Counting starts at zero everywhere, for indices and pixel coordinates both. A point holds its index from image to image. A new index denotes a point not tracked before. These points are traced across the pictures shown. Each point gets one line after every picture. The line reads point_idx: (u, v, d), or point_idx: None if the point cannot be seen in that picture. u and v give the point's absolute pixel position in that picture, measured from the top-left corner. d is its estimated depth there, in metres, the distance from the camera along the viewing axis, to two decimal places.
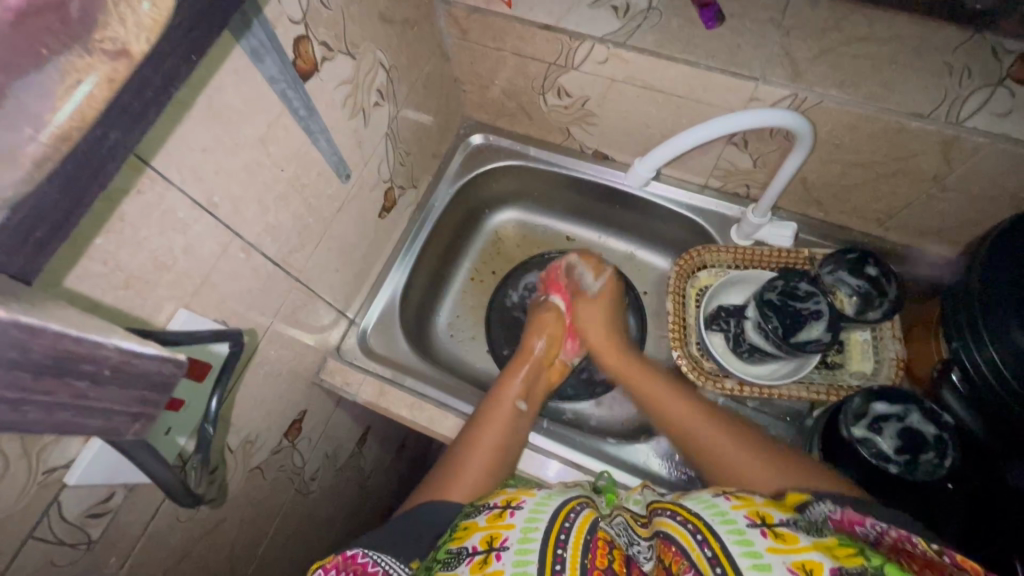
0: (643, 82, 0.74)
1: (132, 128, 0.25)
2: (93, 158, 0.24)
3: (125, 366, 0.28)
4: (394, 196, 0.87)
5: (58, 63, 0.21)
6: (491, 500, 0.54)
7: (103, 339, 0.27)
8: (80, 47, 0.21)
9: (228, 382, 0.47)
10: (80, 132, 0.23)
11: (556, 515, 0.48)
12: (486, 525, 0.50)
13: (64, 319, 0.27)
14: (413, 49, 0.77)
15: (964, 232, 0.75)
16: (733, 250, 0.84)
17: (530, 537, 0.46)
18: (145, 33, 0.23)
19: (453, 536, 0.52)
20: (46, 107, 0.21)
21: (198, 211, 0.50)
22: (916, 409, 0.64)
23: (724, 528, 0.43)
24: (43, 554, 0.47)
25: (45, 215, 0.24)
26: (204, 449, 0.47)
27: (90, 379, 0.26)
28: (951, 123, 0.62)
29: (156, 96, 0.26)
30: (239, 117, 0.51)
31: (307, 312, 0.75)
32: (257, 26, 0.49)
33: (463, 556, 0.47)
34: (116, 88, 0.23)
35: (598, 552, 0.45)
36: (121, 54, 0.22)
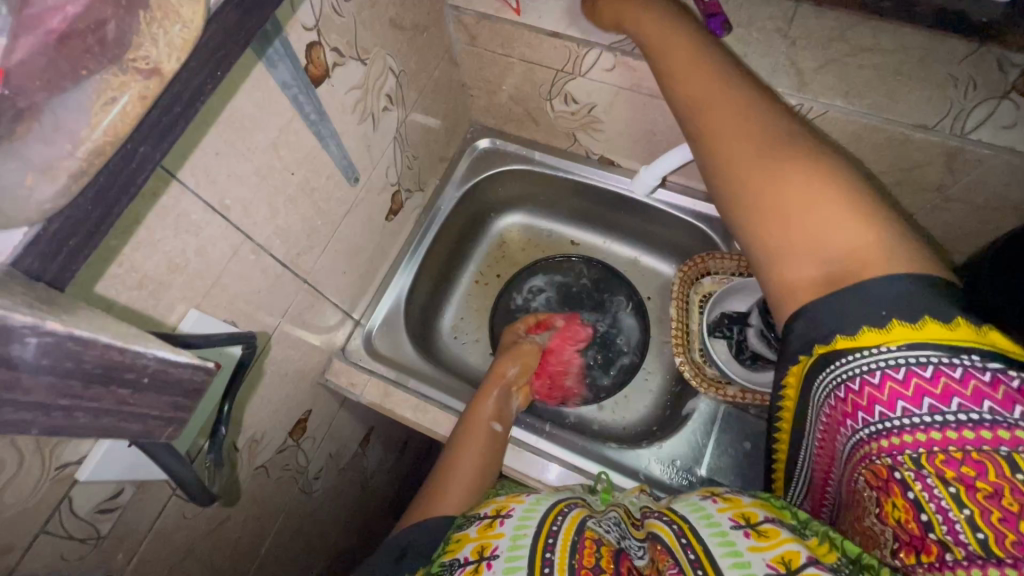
0: (650, 90, 0.75)
1: (160, 142, 0.26)
2: (124, 169, 0.25)
3: (162, 373, 0.28)
4: (401, 199, 0.88)
5: (94, 81, 0.22)
6: (482, 510, 0.55)
7: (141, 349, 0.27)
8: (117, 65, 0.22)
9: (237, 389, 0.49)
10: (114, 147, 0.23)
11: (544, 520, 0.49)
12: (477, 536, 0.50)
13: (113, 328, 0.28)
14: (421, 54, 0.77)
15: (965, 242, 0.76)
16: (738, 257, 0.83)
17: (518, 543, 0.46)
18: (176, 52, 0.23)
19: (447, 549, 0.53)
20: (82, 123, 0.22)
21: (211, 213, 0.51)
22: None
23: (707, 532, 0.43)
24: (53, 549, 0.48)
25: (81, 223, 0.25)
26: (216, 450, 0.48)
27: (131, 387, 0.27)
28: (955, 135, 0.63)
29: (183, 112, 0.26)
30: (252, 123, 0.52)
31: (314, 312, 0.76)
32: (273, 34, 0.50)
33: (456, 567, 0.48)
34: (149, 105, 0.23)
35: (585, 551, 0.45)
36: (153, 72, 0.23)
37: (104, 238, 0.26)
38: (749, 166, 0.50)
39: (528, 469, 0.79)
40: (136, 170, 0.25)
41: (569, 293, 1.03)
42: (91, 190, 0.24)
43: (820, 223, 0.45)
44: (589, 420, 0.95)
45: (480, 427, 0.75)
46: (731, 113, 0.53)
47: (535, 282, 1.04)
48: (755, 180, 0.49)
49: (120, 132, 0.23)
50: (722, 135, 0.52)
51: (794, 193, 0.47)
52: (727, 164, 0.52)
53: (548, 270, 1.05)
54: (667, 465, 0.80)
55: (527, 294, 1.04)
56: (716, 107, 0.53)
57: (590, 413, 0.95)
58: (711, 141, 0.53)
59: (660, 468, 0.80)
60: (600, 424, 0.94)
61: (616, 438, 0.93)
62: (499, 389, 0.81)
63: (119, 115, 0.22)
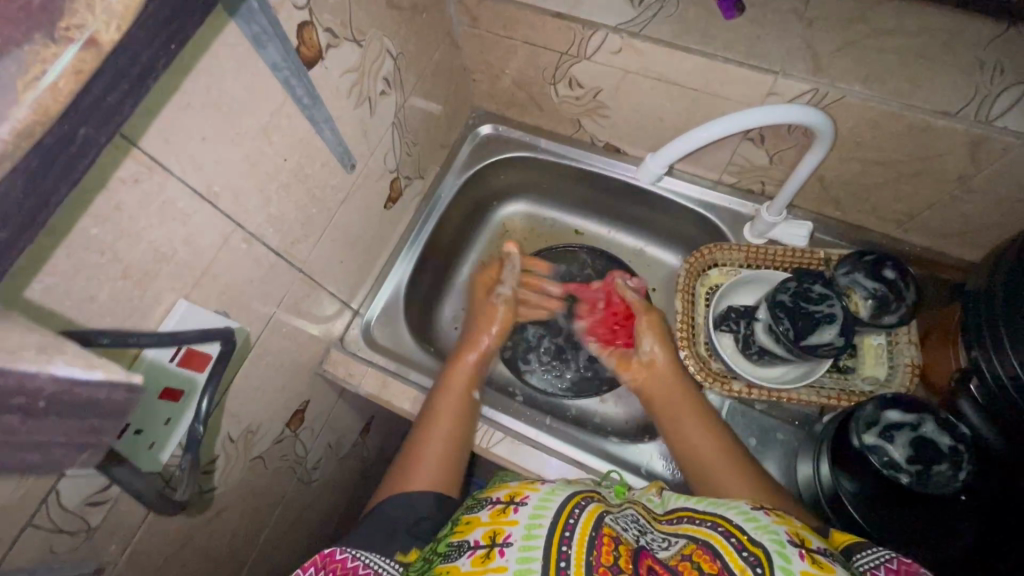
0: (658, 74, 0.72)
1: (105, 123, 0.25)
2: (61, 154, 0.23)
3: (63, 396, 0.26)
4: (400, 186, 0.86)
5: (20, 52, 0.20)
6: (494, 493, 0.53)
7: (34, 370, 0.25)
8: (44, 34, 0.20)
9: (218, 381, 0.48)
10: (44, 127, 0.21)
11: (562, 512, 0.46)
12: (489, 520, 0.48)
13: (5, 345, 0.26)
14: (421, 36, 0.75)
15: (986, 236, 0.72)
16: (746, 248, 0.81)
17: (534, 533, 0.45)
18: (116, 20, 0.21)
19: (456, 530, 0.51)
20: (7, 100, 0.19)
21: (198, 200, 0.49)
22: (932, 418, 0.61)
23: (768, 544, 0.42)
24: (42, 542, 0.47)
25: (8, 219, 0.23)
26: (193, 449, 0.47)
27: (24, 414, 0.25)
28: (979, 121, 0.60)
29: (133, 87, 0.25)
30: (242, 107, 0.50)
31: (311, 302, 0.75)
32: (260, 12, 0.48)
33: (464, 549, 0.47)
34: (85, 80, 0.21)
35: (604, 548, 0.43)
36: (89, 42, 0.21)
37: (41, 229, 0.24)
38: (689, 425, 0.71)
39: (524, 461, 0.78)
40: (77, 153, 0.24)
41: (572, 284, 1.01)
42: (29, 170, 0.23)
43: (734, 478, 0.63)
44: (590, 413, 0.94)
45: (453, 393, 0.76)
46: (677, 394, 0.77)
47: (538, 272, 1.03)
48: (673, 420, 0.74)
49: (50, 111, 0.21)
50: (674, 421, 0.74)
51: (684, 428, 0.71)
52: (674, 423, 0.73)
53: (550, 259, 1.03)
54: (670, 461, 0.79)
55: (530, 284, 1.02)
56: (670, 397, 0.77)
57: (592, 406, 0.94)
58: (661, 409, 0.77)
59: (662, 464, 0.79)
60: (601, 417, 0.93)
61: (617, 432, 0.91)
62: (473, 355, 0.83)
63: (47, 89, 0.20)
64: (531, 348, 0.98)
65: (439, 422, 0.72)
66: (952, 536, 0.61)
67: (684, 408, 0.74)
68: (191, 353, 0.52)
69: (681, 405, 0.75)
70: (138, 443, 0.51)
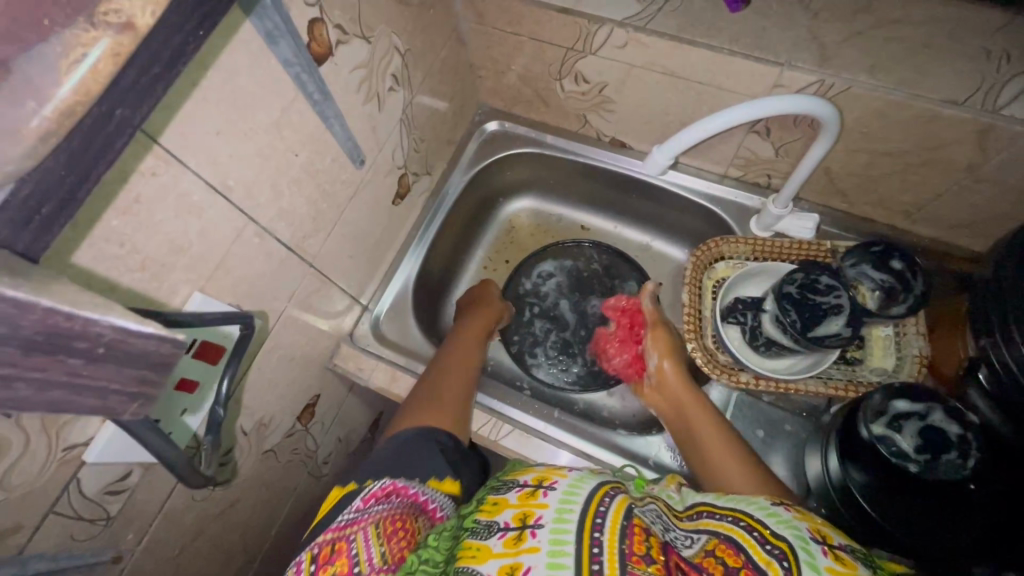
0: (665, 68, 0.73)
1: (139, 104, 0.27)
2: (99, 133, 0.26)
3: (120, 344, 0.29)
4: (408, 183, 0.87)
5: (63, 37, 0.22)
6: (521, 477, 0.51)
7: (99, 316, 0.28)
8: (85, 19, 0.22)
9: (237, 365, 0.49)
10: (86, 107, 0.23)
11: (591, 498, 0.45)
12: (518, 503, 0.47)
13: (67, 295, 0.28)
14: (428, 33, 0.76)
15: (994, 226, 0.72)
16: (751, 241, 0.82)
17: (565, 517, 0.43)
18: (150, 6, 0.23)
19: (481, 508, 0.50)
20: (53, 82, 0.22)
21: (213, 194, 0.50)
22: (940, 408, 0.61)
23: (792, 538, 0.42)
24: (63, 529, 0.49)
25: (52, 193, 0.26)
26: (214, 431, 0.49)
27: (82, 357, 0.27)
28: (987, 110, 0.59)
29: (163, 72, 0.27)
30: (255, 102, 0.51)
31: (321, 297, 0.76)
32: (273, 9, 0.48)
33: (495, 530, 0.45)
34: (121, 62, 0.23)
35: (635, 537, 0.41)
36: (126, 27, 0.22)
37: (78, 206, 0.27)
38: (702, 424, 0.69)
39: (534, 454, 0.78)
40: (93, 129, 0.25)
41: (579, 278, 1.02)
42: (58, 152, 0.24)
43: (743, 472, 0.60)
44: (597, 407, 0.94)
45: (464, 355, 0.81)
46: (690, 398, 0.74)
47: (543, 267, 1.03)
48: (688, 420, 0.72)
49: (91, 91, 0.23)
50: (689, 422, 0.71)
51: (698, 427, 0.69)
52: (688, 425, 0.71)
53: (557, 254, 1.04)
54: (677, 452, 0.80)
55: (536, 279, 1.03)
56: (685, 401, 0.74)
57: (599, 400, 0.94)
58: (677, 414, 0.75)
59: (671, 455, 0.80)
60: (609, 411, 0.93)
61: (625, 425, 0.92)
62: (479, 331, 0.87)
63: (88, 72, 0.22)
64: (538, 342, 0.99)
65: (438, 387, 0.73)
66: (953, 531, 0.60)
67: (697, 412, 0.72)
68: (205, 345, 0.53)
69: (693, 406, 0.73)
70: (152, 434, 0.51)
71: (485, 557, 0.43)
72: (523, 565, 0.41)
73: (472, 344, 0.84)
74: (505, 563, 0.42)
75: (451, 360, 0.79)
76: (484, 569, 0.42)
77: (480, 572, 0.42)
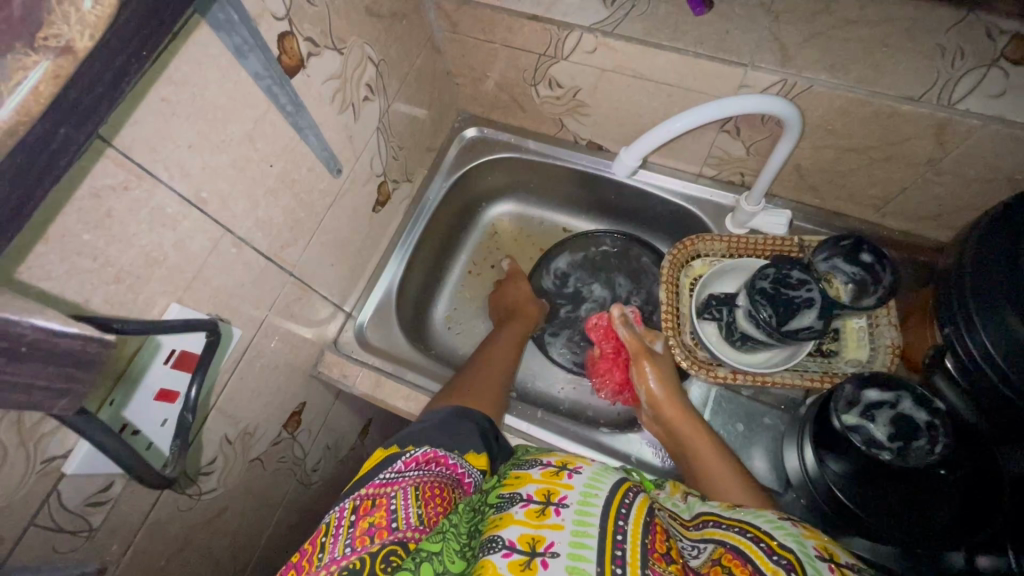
0: (634, 71, 0.74)
1: (83, 123, 0.29)
2: (41, 152, 0.27)
3: (43, 342, 0.32)
4: (388, 190, 0.88)
5: (6, 61, 0.23)
6: (544, 457, 0.51)
7: (15, 318, 0.31)
8: (25, 45, 0.24)
9: (206, 371, 0.50)
10: (27, 126, 0.25)
11: (615, 491, 0.45)
12: (542, 479, 0.47)
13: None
14: (402, 43, 0.77)
15: (960, 216, 0.73)
16: (727, 238, 0.83)
17: (590, 501, 0.43)
18: (88, 30, 0.25)
19: (504, 483, 0.50)
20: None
21: (187, 207, 0.51)
22: (909, 395, 0.62)
23: (799, 551, 0.41)
24: (44, 542, 0.49)
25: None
26: (183, 436, 0.48)
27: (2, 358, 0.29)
28: (943, 105, 0.61)
29: (107, 91, 0.29)
30: (226, 115, 0.52)
31: (303, 305, 0.76)
32: (240, 23, 0.49)
33: (517, 500, 0.46)
34: (62, 83, 0.25)
35: (657, 536, 0.42)
36: (65, 50, 0.25)
37: (18, 226, 0.28)
38: (686, 427, 0.72)
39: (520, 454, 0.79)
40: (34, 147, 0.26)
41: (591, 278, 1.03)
42: (5, 166, 0.26)
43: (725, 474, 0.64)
44: (583, 406, 0.95)
45: (496, 360, 0.83)
46: (668, 398, 0.75)
47: (557, 265, 1.04)
48: (670, 423, 0.74)
49: (32, 111, 0.24)
50: (671, 424, 0.74)
51: (682, 431, 0.72)
52: (670, 426, 0.74)
53: (575, 247, 1.03)
54: (659, 450, 0.80)
55: (556, 278, 1.04)
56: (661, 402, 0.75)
57: (585, 399, 0.95)
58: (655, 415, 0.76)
59: (652, 453, 0.80)
60: (595, 410, 0.94)
61: (609, 422, 0.92)
62: (507, 337, 0.89)
63: (29, 93, 0.24)
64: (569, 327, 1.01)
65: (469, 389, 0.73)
66: (929, 511, 0.63)
67: (678, 416, 0.73)
68: (183, 354, 0.54)
69: (674, 409, 0.74)
70: (139, 440, 0.52)
71: (506, 524, 0.43)
72: (546, 539, 0.40)
73: (491, 358, 0.83)
74: (526, 532, 0.41)
75: (481, 366, 0.80)
76: (504, 535, 0.42)
77: (501, 537, 0.42)
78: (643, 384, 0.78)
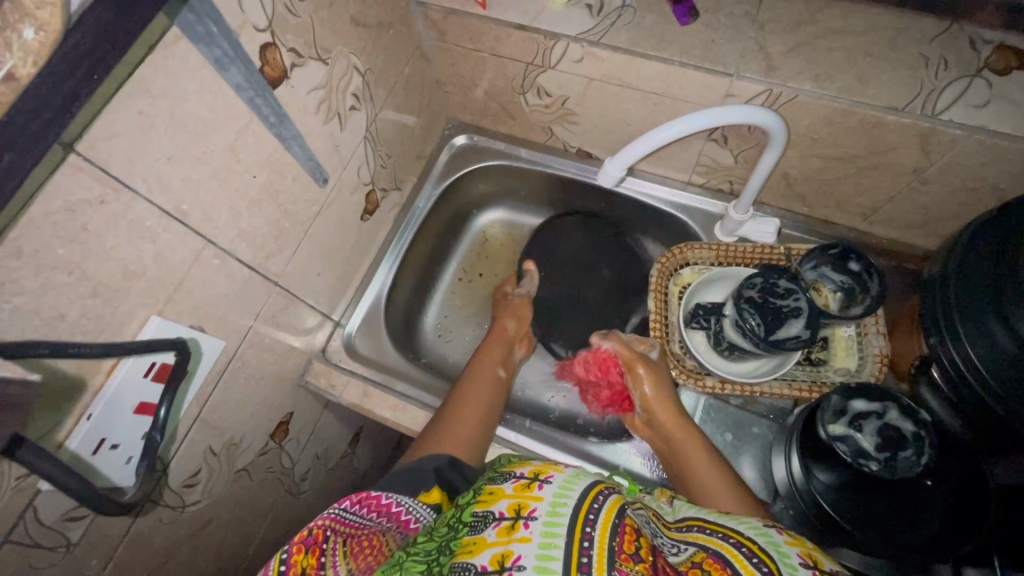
0: (621, 80, 0.74)
1: None
2: None
3: None
4: (376, 198, 0.88)
5: None
6: (518, 468, 0.51)
7: None
8: None
9: (174, 390, 0.52)
10: None
11: (585, 496, 0.44)
12: (514, 493, 0.46)
13: None
14: (389, 51, 0.77)
15: (946, 225, 0.73)
16: (716, 247, 0.83)
17: (559, 511, 0.43)
18: None
19: (479, 498, 0.49)
20: None
21: (167, 219, 0.51)
22: (894, 405, 0.62)
23: (778, 559, 0.41)
24: (20, 558, 0.48)
25: None
26: (149, 456, 0.50)
27: None
28: (927, 115, 0.61)
29: None
30: (205, 126, 0.51)
31: (290, 315, 0.76)
32: (220, 35, 0.49)
33: (490, 520, 0.45)
34: None
35: (626, 536, 0.41)
36: None
37: None
38: (679, 432, 0.71)
39: None
40: None
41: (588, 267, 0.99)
42: None
43: (717, 482, 0.63)
44: (573, 414, 0.95)
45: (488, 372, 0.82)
46: (661, 403, 0.74)
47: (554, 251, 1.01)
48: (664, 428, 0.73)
49: None
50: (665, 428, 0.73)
51: (675, 436, 0.71)
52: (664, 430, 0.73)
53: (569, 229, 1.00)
54: (649, 460, 0.80)
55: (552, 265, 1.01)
56: (655, 407, 0.74)
57: (575, 408, 0.95)
58: (648, 419, 0.75)
59: (641, 463, 0.80)
60: (585, 418, 0.94)
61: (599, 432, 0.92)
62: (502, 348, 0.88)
63: None
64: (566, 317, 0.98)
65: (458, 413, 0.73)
66: (917, 524, 0.62)
67: (672, 420, 0.72)
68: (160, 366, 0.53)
69: (667, 414, 0.73)
70: (113, 457, 0.52)
71: (479, 548, 0.42)
72: (514, 554, 0.40)
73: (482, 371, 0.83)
74: (497, 553, 0.41)
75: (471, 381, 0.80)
76: (476, 561, 0.41)
77: (473, 564, 0.41)
78: (638, 390, 0.76)
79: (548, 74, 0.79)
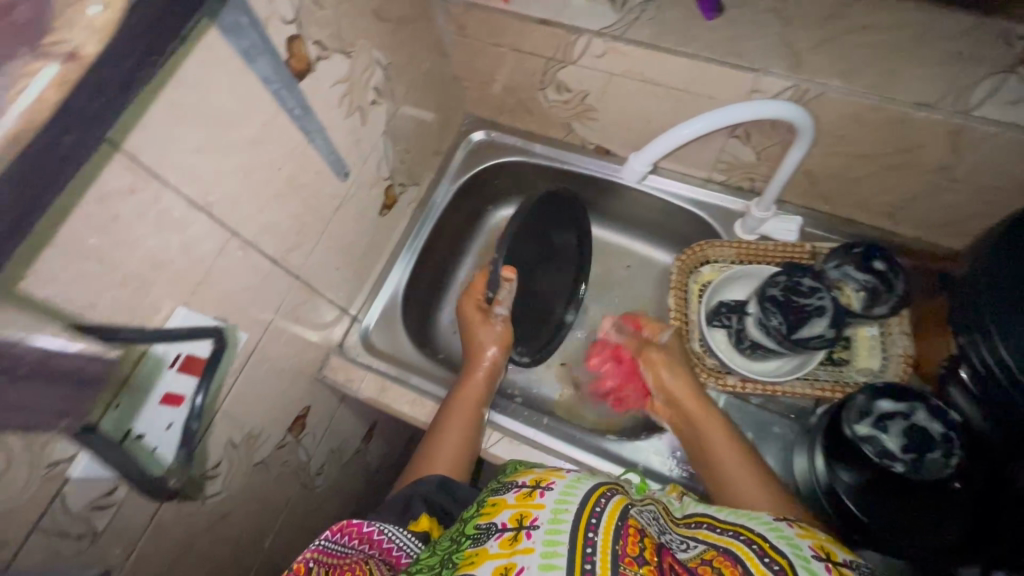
0: (643, 76, 0.74)
1: None
2: None
3: None
4: (394, 194, 0.88)
5: None
6: (519, 478, 0.50)
7: None
8: None
9: (209, 383, 0.57)
10: None
11: (587, 499, 0.44)
12: (515, 503, 0.46)
13: None
14: (410, 46, 0.77)
15: (972, 224, 0.72)
16: (737, 244, 0.83)
17: (560, 517, 0.42)
18: None
19: (481, 511, 0.48)
20: None
21: (194, 211, 0.51)
22: (922, 406, 0.61)
23: (792, 556, 0.40)
24: (48, 547, 0.48)
25: None
26: (190, 441, 0.57)
27: None
28: (959, 112, 0.60)
29: None
30: (233, 118, 0.51)
31: (309, 309, 0.76)
32: (248, 27, 0.50)
33: (493, 532, 0.44)
34: None
35: (629, 539, 0.41)
36: None
37: None
38: (700, 416, 0.70)
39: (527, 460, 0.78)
40: None
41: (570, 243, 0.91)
42: None
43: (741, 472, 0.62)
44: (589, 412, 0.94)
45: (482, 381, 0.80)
46: (682, 389, 0.73)
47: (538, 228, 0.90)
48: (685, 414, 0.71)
49: None
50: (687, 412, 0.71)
51: (697, 422, 0.70)
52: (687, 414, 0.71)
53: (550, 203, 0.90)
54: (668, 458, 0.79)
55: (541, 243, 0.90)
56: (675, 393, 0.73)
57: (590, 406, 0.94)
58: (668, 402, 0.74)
59: (660, 461, 0.79)
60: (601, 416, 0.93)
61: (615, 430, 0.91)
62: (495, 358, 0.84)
63: None
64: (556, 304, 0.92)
65: (454, 426, 0.72)
66: (937, 533, 0.61)
67: (694, 407, 0.71)
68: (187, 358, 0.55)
69: (688, 400, 0.72)
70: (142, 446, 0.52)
71: (480, 560, 0.41)
72: (518, 565, 0.39)
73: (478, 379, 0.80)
74: (499, 565, 0.40)
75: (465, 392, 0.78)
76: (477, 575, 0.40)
77: None
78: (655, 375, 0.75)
79: (569, 70, 0.78)
